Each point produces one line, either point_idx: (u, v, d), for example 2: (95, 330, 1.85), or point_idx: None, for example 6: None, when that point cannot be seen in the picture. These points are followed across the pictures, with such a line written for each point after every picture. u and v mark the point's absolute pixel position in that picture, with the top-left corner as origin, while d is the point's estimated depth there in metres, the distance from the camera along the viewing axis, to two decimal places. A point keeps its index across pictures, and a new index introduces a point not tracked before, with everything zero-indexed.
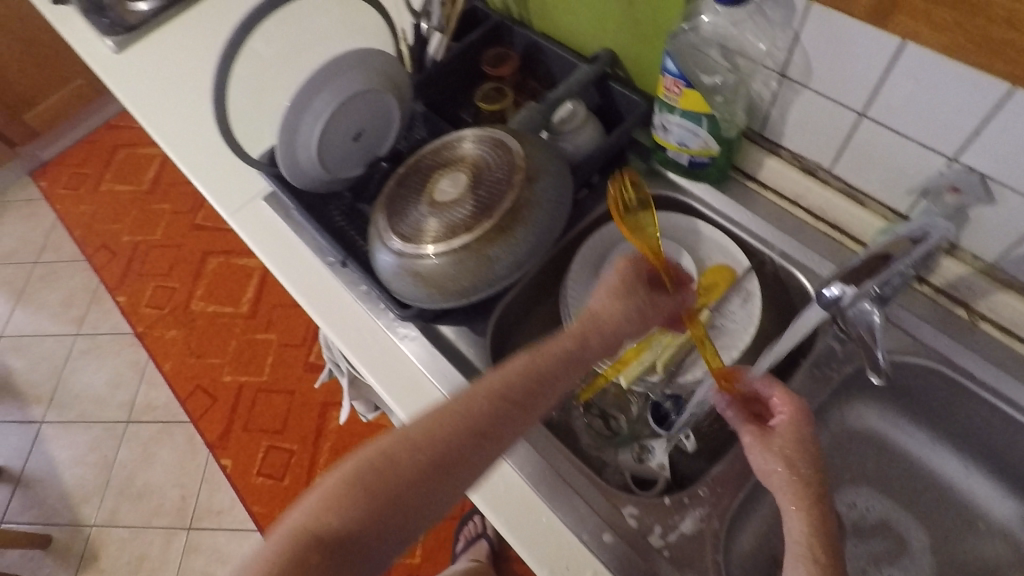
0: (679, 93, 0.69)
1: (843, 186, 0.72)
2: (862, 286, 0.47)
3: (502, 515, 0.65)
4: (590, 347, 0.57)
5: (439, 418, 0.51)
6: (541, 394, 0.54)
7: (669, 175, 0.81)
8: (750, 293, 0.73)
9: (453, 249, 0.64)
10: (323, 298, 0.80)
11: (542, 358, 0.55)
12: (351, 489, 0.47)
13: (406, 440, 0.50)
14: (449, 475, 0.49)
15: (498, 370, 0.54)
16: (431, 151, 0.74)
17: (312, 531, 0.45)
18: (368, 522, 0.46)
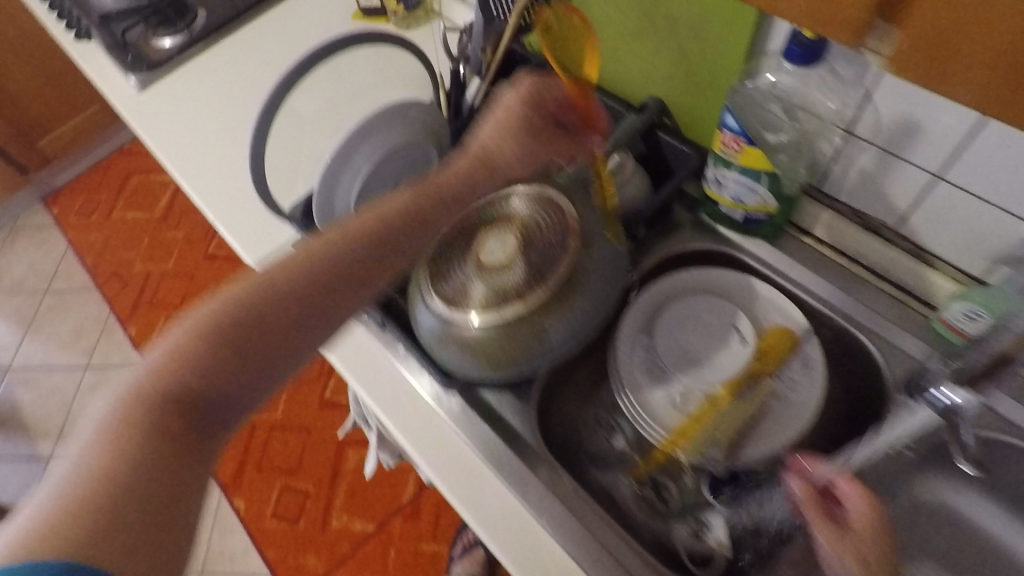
0: (738, 150, 0.65)
1: (911, 247, 0.68)
2: None
3: (424, 454, 0.69)
4: (483, 176, 0.62)
5: (285, 273, 0.50)
6: (413, 234, 0.57)
7: (720, 229, 0.78)
8: (812, 358, 0.69)
9: (506, 321, 0.60)
10: (354, 353, 0.78)
11: (406, 197, 0.58)
12: (203, 345, 0.46)
13: (251, 293, 0.49)
14: (313, 325, 0.51)
15: (355, 227, 0.54)
16: (475, 205, 0.70)
17: (165, 389, 0.44)
18: (223, 370, 0.46)
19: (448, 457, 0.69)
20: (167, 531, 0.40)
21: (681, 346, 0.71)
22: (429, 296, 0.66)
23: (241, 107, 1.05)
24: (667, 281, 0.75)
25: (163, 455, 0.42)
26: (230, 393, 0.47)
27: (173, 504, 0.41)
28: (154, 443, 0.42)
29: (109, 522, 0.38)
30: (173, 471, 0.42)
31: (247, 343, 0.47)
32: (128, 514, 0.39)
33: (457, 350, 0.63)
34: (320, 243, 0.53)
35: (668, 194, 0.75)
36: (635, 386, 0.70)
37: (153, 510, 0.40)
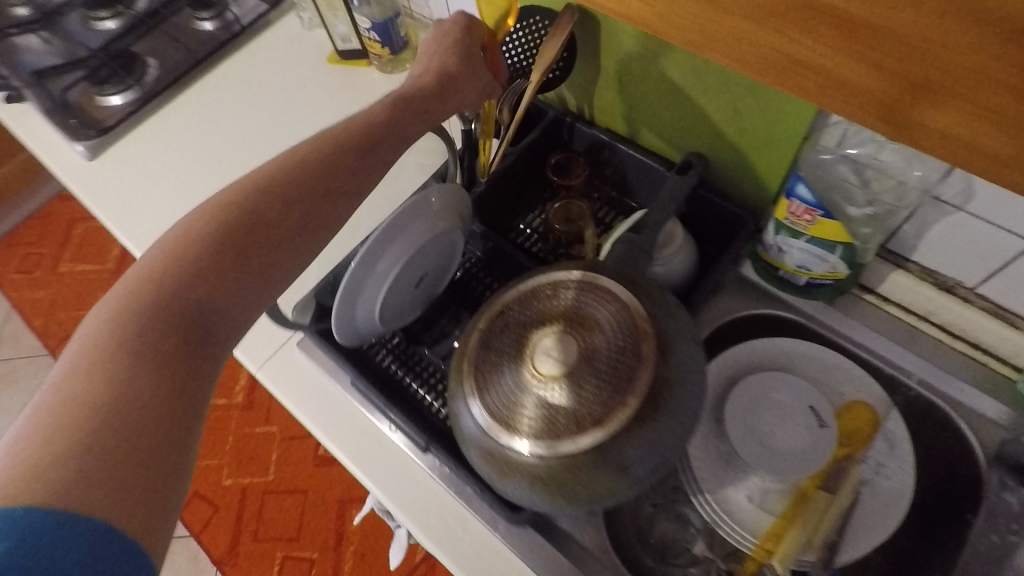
0: (813, 221, 0.60)
1: (989, 306, 0.63)
2: None
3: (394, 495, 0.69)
4: (441, 102, 0.62)
5: (240, 201, 0.50)
6: (389, 136, 0.58)
7: (777, 292, 0.72)
8: (895, 435, 0.64)
9: (581, 449, 0.52)
10: (389, 469, 0.71)
11: (353, 128, 0.57)
12: (203, 250, 0.47)
13: (213, 223, 0.49)
14: (305, 228, 0.52)
15: (306, 151, 0.54)
16: (517, 299, 0.62)
17: (167, 295, 0.45)
18: (217, 280, 0.47)
19: (486, 563, 0.65)
20: (152, 465, 0.40)
21: (757, 435, 0.64)
22: (479, 412, 0.58)
23: (220, 176, 0.91)
24: (729, 358, 0.69)
25: (142, 388, 0.41)
26: (210, 321, 0.46)
27: (155, 435, 0.40)
28: (133, 374, 0.42)
29: (93, 458, 0.38)
30: (155, 406, 0.41)
31: (214, 272, 0.47)
32: (129, 421, 0.40)
33: (526, 485, 0.55)
34: (275, 168, 0.53)
35: (723, 263, 0.68)
36: (712, 483, 0.64)
37: (138, 449, 0.39)
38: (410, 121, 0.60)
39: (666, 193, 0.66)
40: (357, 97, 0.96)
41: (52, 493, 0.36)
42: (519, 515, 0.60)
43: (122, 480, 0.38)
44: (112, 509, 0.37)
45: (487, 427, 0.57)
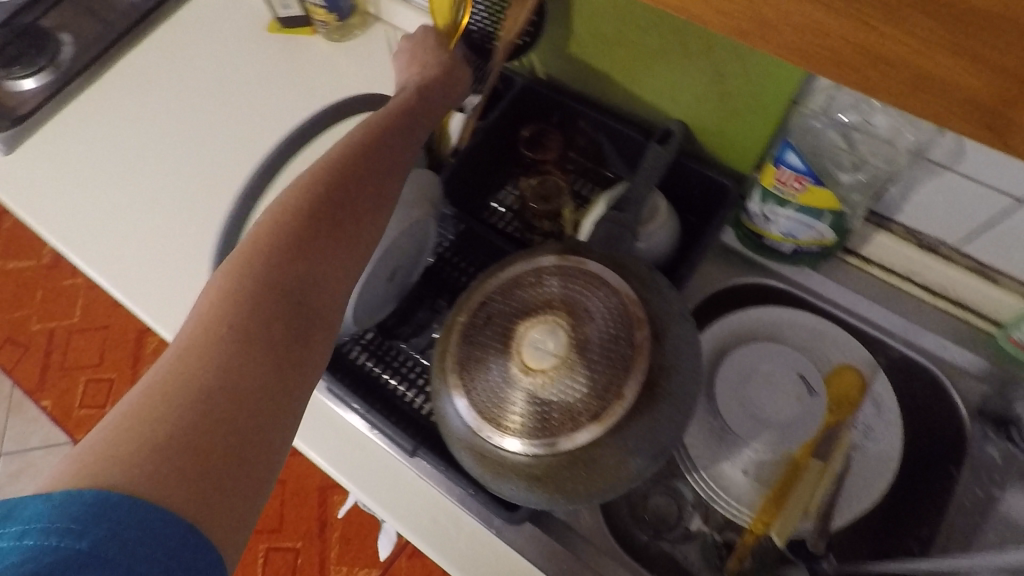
0: (801, 189, 0.57)
1: (973, 264, 0.63)
2: None
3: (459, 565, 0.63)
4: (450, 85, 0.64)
5: (312, 182, 0.52)
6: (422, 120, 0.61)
7: (760, 259, 0.71)
8: (880, 398, 0.64)
9: (578, 446, 0.51)
10: (387, 485, 0.67)
11: (390, 113, 0.59)
12: (292, 231, 0.49)
13: (299, 205, 0.50)
14: (372, 210, 0.54)
15: (365, 135, 0.56)
16: (500, 289, 0.59)
17: (264, 276, 0.46)
18: (303, 262, 0.48)
19: (482, 565, 0.63)
20: (250, 448, 0.39)
21: (748, 406, 0.64)
22: (469, 410, 0.55)
23: (167, 167, 0.83)
24: (715, 329, 0.68)
25: (245, 370, 0.41)
26: (301, 301, 0.47)
27: (252, 421, 0.40)
28: (234, 356, 0.41)
29: (188, 431, 0.37)
30: (257, 391, 0.41)
31: (298, 252, 0.48)
32: (232, 402, 0.39)
33: (522, 484, 0.53)
34: (345, 149, 0.55)
35: (705, 235, 0.66)
36: (705, 459, 0.63)
37: (235, 435, 0.39)
38: (421, 112, 0.61)
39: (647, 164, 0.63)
40: (301, 68, 0.88)
41: (149, 481, 0.35)
42: (514, 514, 0.58)
43: (222, 471, 0.38)
44: (205, 504, 0.36)
45: (476, 424, 0.54)
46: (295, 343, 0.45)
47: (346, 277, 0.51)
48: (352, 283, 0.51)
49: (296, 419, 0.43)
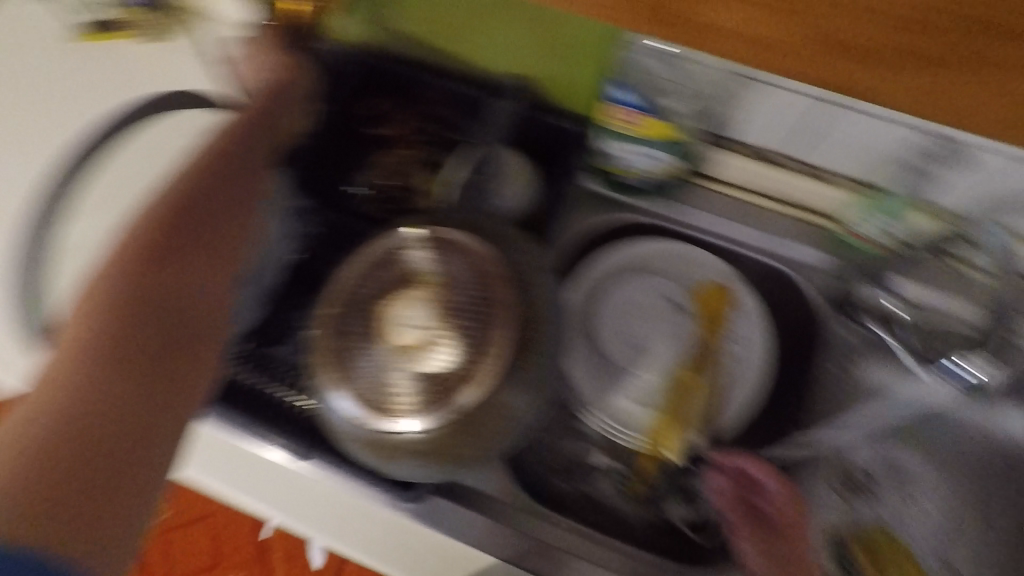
0: (637, 122, 0.64)
1: (804, 167, 0.65)
2: None
3: (385, 558, 0.65)
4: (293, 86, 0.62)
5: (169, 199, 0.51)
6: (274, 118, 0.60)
7: (618, 196, 0.73)
8: (746, 306, 0.68)
9: (460, 411, 0.51)
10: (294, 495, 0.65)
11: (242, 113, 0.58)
12: (150, 244, 0.47)
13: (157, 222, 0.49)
14: (229, 222, 0.53)
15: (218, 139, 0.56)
16: (362, 272, 0.57)
17: (129, 290, 0.44)
18: (165, 275, 0.47)
19: (403, 548, 0.63)
20: (125, 470, 0.37)
21: (628, 335, 0.68)
22: (348, 403, 0.53)
23: None
24: (587, 274, 0.70)
25: (124, 387, 0.40)
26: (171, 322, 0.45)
27: (124, 442, 0.38)
28: (100, 371, 0.39)
29: (55, 454, 0.34)
30: (138, 406, 0.40)
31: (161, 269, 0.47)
32: (101, 420, 0.37)
33: (414, 461, 0.52)
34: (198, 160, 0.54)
35: (559, 182, 0.67)
36: (596, 398, 0.67)
37: (108, 456, 0.36)
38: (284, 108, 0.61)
39: (494, 125, 0.65)
40: None
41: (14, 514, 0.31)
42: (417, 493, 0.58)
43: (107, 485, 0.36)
44: (77, 533, 0.33)
45: (354, 415, 0.53)
46: (167, 362, 0.43)
47: (212, 291, 0.50)
48: (217, 291, 0.51)
49: (182, 434, 0.43)
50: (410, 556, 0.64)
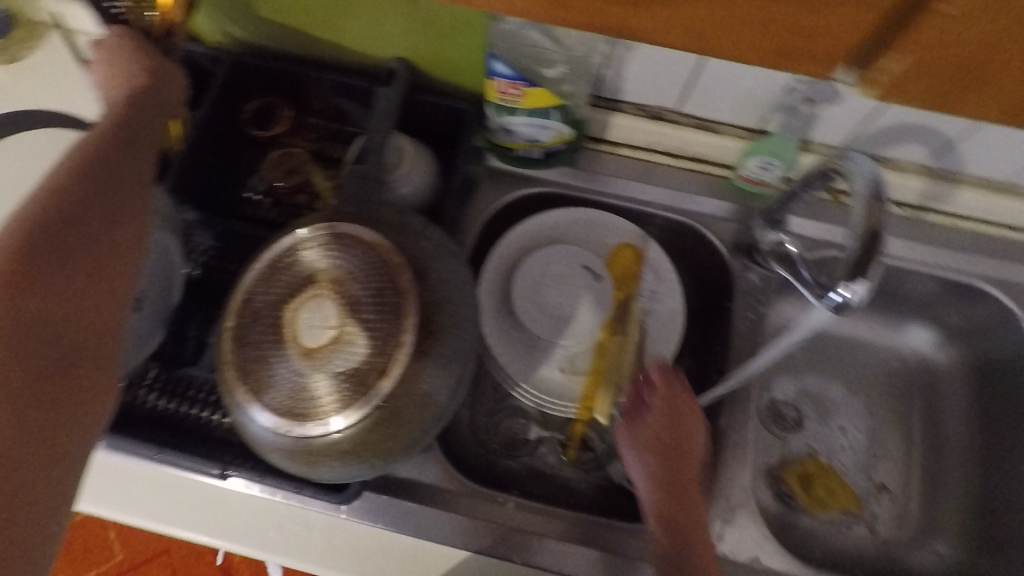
0: (520, 95, 0.59)
1: (694, 121, 0.69)
2: (867, 285, 0.44)
3: (335, 566, 0.60)
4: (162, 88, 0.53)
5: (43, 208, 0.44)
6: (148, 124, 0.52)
7: (522, 171, 0.72)
8: (657, 264, 0.70)
9: (374, 405, 0.50)
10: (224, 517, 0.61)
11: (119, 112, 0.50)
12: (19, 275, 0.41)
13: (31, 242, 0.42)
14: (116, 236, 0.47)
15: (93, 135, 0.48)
16: (259, 280, 0.55)
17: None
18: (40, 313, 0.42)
19: (349, 549, 0.60)
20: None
21: (547, 308, 0.67)
22: (261, 413, 0.52)
23: None
24: (499, 252, 0.70)
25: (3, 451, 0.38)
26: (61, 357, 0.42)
27: None
28: None
29: None
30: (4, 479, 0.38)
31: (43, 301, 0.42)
32: None
33: (339, 463, 0.51)
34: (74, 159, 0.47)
35: (460, 163, 0.67)
36: (524, 371, 0.66)
37: None
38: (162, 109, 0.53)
39: (379, 113, 0.61)
40: None
41: None
42: (346, 493, 0.57)
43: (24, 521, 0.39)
44: None
45: (273, 423, 0.52)
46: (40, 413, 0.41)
47: (102, 318, 0.46)
48: (109, 314, 0.46)
49: (79, 467, 0.43)
50: (358, 557, 0.60)
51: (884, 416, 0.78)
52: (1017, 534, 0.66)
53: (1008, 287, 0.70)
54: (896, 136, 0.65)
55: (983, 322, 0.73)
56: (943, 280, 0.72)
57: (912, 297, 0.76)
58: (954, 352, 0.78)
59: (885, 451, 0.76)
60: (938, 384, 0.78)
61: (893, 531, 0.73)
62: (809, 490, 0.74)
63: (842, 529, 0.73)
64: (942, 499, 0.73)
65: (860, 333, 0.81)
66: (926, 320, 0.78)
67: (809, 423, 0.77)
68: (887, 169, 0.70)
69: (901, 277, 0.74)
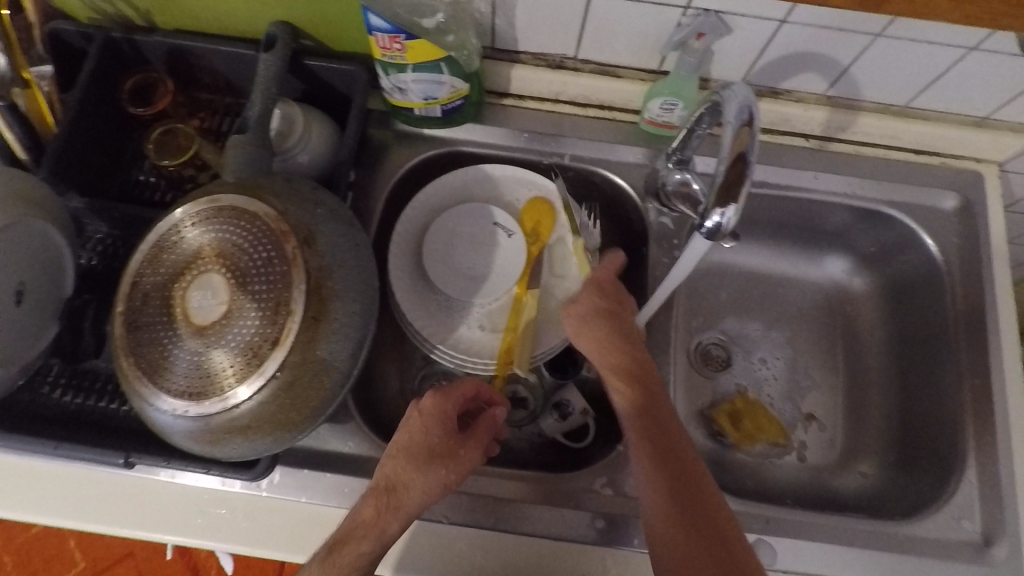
0: (402, 49, 0.57)
1: (595, 67, 0.69)
2: (737, 207, 0.44)
3: (265, 542, 0.59)
4: (255, 224, 0.51)
5: (438, 468, 0.52)
6: (264, 275, 0.50)
7: (426, 131, 0.71)
8: (573, 214, 0.70)
9: (270, 377, 0.49)
10: (147, 504, 0.60)
11: (259, 261, 0.50)
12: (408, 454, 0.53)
13: (435, 469, 0.52)
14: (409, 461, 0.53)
15: (240, 284, 0.50)
16: (145, 263, 0.53)
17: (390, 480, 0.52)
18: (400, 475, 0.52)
19: (273, 527, 0.60)
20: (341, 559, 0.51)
21: (458, 268, 0.67)
22: (160, 395, 0.50)
23: None
24: (407, 216, 0.68)
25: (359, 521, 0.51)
26: (414, 483, 0.52)
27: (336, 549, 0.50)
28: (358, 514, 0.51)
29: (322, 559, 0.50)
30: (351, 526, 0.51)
31: (414, 476, 0.52)
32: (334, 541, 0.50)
33: (243, 439, 0.50)
34: (205, 256, 0.51)
35: (356, 127, 0.65)
36: (441, 333, 0.65)
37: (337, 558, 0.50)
38: (477, 410, 0.59)
39: (262, 78, 0.59)
40: None
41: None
42: (257, 469, 0.56)
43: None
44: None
45: (172, 404, 0.50)
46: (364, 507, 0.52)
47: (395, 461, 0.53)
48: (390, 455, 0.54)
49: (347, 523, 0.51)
50: (284, 532, 0.59)
51: (808, 347, 0.79)
52: (930, 445, 0.68)
53: (912, 209, 0.72)
54: (792, 66, 0.65)
55: (892, 245, 0.75)
56: (853, 208, 0.73)
57: (828, 228, 0.77)
58: (870, 279, 0.80)
59: (810, 379, 0.78)
60: (858, 312, 0.80)
61: (821, 458, 0.75)
62: (738, 426, 0.75)
63: (772, 460, 0.74)
64: (865, 422, 0.75)
65: (782, 270, 0.82)
66: (841, 250, 0.80)
67: (737, 360, 0.79)
68: (790, 101, 0.70)
69: (813, 209, 0.74)
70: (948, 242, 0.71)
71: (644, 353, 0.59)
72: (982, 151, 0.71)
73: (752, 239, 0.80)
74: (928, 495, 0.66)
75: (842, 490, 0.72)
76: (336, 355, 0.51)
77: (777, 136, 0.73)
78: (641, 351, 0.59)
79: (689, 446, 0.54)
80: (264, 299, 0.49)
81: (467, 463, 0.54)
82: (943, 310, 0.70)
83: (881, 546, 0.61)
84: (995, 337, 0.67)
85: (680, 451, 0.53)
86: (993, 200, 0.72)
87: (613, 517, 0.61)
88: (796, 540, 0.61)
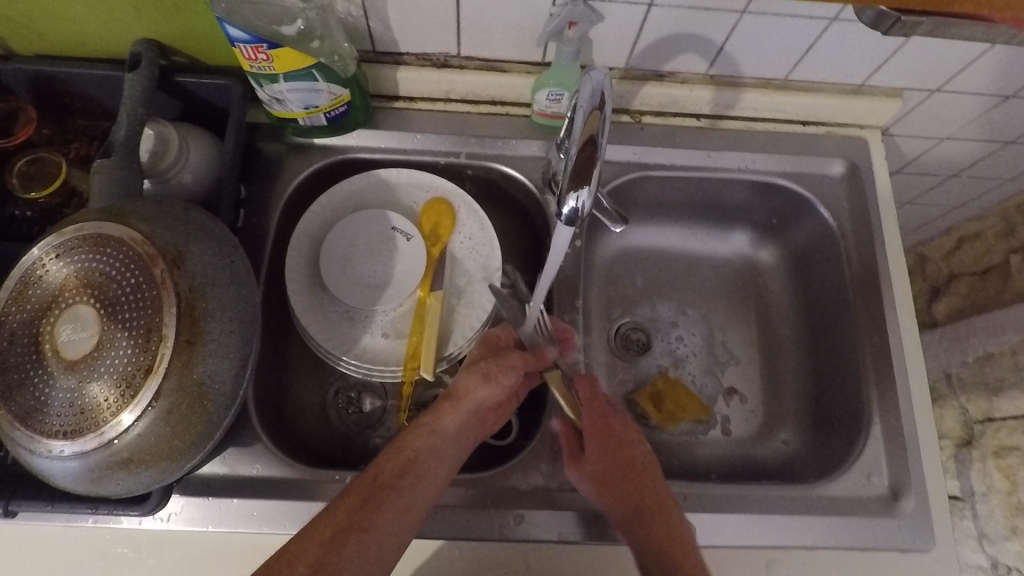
0: (268, 59, 0.55)
1: (480, 63, 0.69)
2: (591, 190, 0.45)
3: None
4: (126, 253, 0.49)
5: (488, 369, 0.57)
6: (136, 302, 0.48)
7: (317, 141, 0.70)
8: (476, 211, 0.70)
9: (146, 407, 0.47)
10: (45, 554, 0.57)
11: (130, 288, 0.48)
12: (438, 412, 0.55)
13: (482, 373, 0.57)
14: (393, 468, 0.51)
15: (109, 314, 0.48)
16: (10, 300, 0.50)
17: (382, 479, 0.50)
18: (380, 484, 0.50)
19: (183, 560, 0.57)
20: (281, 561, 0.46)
21: (358, 277, 0.66)
22: (31, 439, 0.47)
23: None
24: (303, 229, 0.67)
25: (334, 525, 0.47)
26: (470, 386, 0.56)
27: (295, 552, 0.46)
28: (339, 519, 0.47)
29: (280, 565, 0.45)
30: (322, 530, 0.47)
31: (470, 381, 0.56)
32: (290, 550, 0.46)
33: (127, 474, 0.48)
34: (72, 289, 0.49)
35: (237, 141, 0.63)
36: (346, 344, 0.65)
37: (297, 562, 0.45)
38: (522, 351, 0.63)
39: (128, 100, 0.57)
40: None
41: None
42: (149, 503, 0.55)
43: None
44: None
45: (47, 447, 0.47)
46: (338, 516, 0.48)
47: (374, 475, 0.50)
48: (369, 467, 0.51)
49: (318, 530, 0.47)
50: (194, 564, 0.57)
51: (723, 322, 0.81)
52: (843, 407, 0.70)
53: (803, 178, 0.74)
54: (670, 48, 0.66)
55: (791, 214, 0.77)
56: (749, 182, 0.75)
57: (729, 203, 0.79)
58: (775, 251, 0.82)
59: (728, 354, 0.79)
60: (768, 283, 0.82)
61: (744, 429, 0.76)
62: (660, 407, 0.75)
63: (698, 437, 0.75)
64: (782, 389, 0.77)
65: (693, 249, 0.83)
66: (744, 224, 0.82)
67: (656, 342, 0.80)
68: (676, 83, 0.71)
69: (712, 186, 0.76)
70: (840, 207, 0.73)
71: (628, 450, 0.61)
72: (864, 117, 0.74)
73: (658, 221, 0.82)
74: (842, 453, 0.67)
75: (765, 460, 0.74)
76: (219, 377, 0.50)
77: (670, 118, 0.74)
78: (622, 452, 0.60)
79: (657, 501, 0.58)
80: (137, 326, 0.48)
81: (515, 365, 0.58)
82: (841, 274, 0.72)
83: (798, 511, 0.62)
84: (889, 295, 0.69)
85: (645, 498, 0.58)
86: (879, 165, 0.74)
87: (533, 512, 0.61)
88: (715, 514, 0.61)
